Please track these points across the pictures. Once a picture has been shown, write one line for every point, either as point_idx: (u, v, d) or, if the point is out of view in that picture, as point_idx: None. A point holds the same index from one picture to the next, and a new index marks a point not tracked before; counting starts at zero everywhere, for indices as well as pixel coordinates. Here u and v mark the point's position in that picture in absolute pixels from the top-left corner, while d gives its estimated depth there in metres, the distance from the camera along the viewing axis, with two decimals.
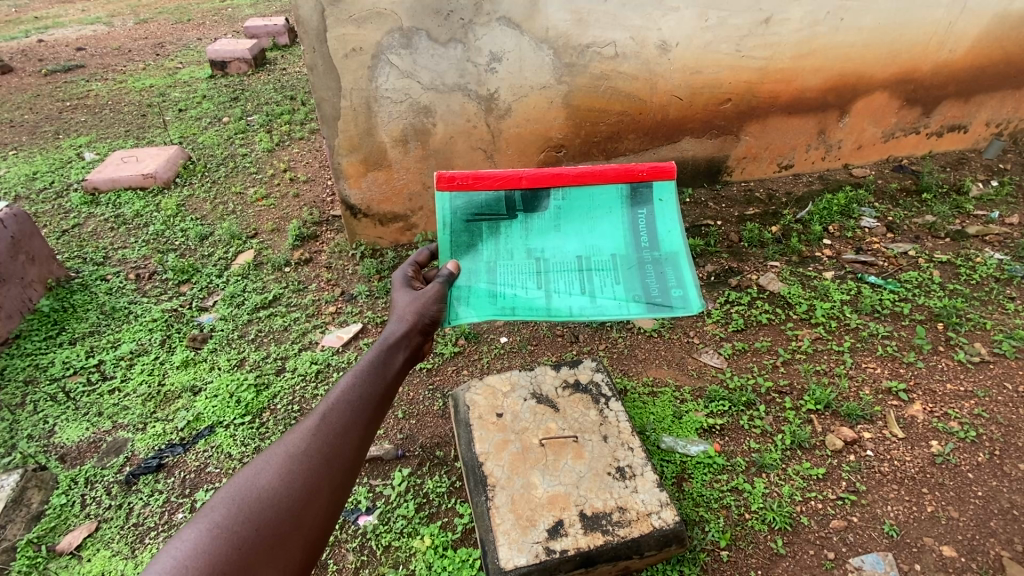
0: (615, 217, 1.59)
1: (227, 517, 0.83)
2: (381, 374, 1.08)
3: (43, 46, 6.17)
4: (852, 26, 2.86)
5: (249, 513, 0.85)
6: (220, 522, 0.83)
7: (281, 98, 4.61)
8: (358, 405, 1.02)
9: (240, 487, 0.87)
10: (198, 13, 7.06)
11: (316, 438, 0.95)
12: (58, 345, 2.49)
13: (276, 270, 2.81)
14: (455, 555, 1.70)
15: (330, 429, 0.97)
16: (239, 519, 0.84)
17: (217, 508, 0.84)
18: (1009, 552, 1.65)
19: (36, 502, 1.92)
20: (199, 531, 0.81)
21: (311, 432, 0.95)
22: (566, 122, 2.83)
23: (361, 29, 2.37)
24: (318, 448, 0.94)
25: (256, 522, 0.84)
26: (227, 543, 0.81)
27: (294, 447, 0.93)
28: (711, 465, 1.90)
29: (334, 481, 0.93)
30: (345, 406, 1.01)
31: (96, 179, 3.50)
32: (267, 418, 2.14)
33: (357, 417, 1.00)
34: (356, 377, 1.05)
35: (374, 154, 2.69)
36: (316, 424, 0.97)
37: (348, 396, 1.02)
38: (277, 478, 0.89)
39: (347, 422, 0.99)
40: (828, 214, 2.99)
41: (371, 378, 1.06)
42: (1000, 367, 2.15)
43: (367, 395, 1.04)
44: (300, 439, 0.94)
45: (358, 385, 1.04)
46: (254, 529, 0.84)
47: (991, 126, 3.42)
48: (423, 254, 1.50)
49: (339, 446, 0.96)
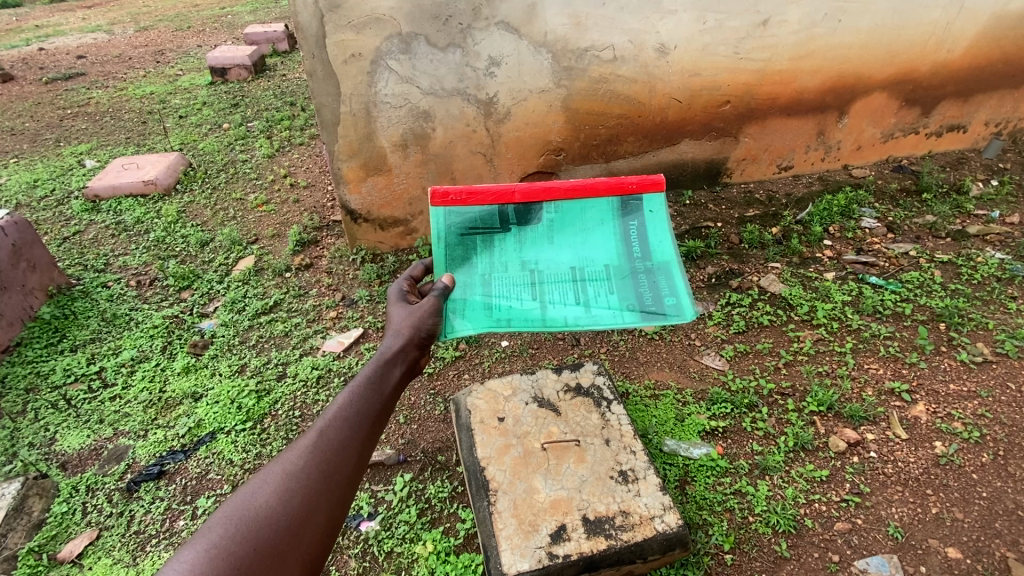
0: (607, 229, 1.59)
1: (226, 536, 0.83)
2: (378, 389, 1.09)
3: (43, 54, 6.19)
4: (850, 28, 2.86)
5: (248, 531, 0.84)
6: (218, 541, 0.82)
7: (281, 104, 4.62)
8: (356, 420, 1.02)
9: (238, 505, 0.86)
10: (198, 21, 7.09)
11: (315, 455, 0.95)
12: (58, 353, 2.49)
13: (276, 276, 2.81)
14: (458, 561, 1.69)
15: (328, 445, 0.97)
16: (237, 537, 0.83)
17: (215, 527, 0.83)
18: (1015, 553, 1.64)
19: (37, 511, 1.91)
20: (197, 552, 0.80)
21: (309, 449, 0.95)
22: (565, 126, 2.83)
23: (360, 34, 2.37)
24: (316, 464, 0.94)
25: (254, 540, 0.84)
26: (226, 562, 0.80)
27: (292, 465, 0.93)
28: (713, 468, 1.89)
29: (333, 496, 0.93)
30: (343, 422, 1.01)
31: (97, 186, 3.50)
32: (268, 424, 2.14)
33: (355, 433, 1.00)
34: (353, 393, 1.06)
35: (373, 159, 2.69)
36: (314, 440, 0.97)
37: (346, 412, 1.02)
38: (276, 496, 0.89)
39: (346, 438, 0.99)
40: (828, 214, 2.98)
41: (368, 393, 1.07)
42: (1003, 367, 2.14)
43: (365, 410, 1.04)
44: (298, 457, 0.94)
45: (356, 400, 1.05)
46: (253, 547, 0.83)
47: (990, 126, 3.41)
48: (417, 268, 1.50)
49: (338, 461, 0.96)
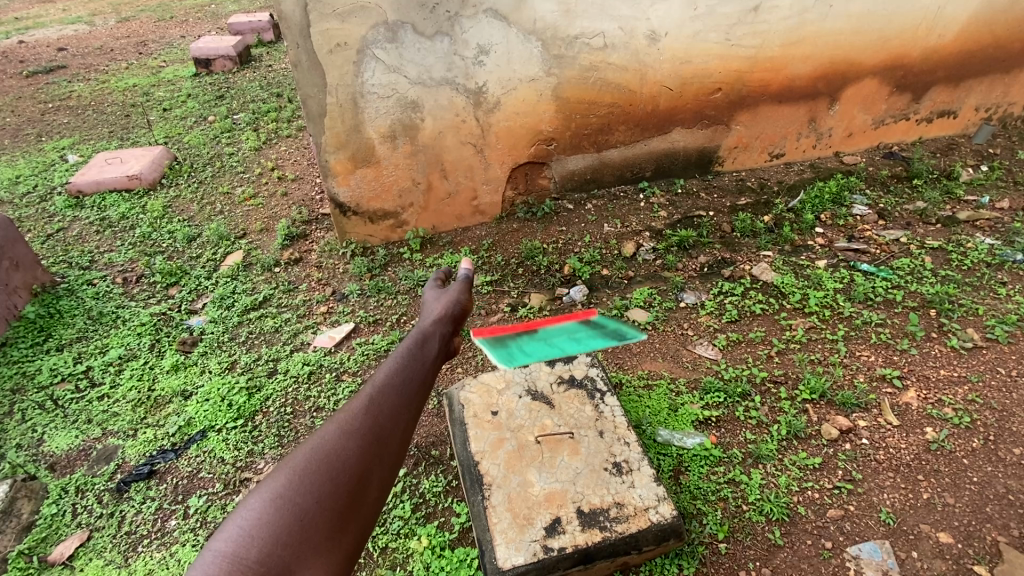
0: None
1: (288, 487, 0.81)
2: (425, 356, 1.06)
3: (22, 47, 6.05)
4: (841, 13, 2.84)
5: (307, 485, 0.82)
6: (280, 493, 0.81)
7: (267, 95, 4.54)
8: (406, 384, 0.99)
9: (298, 461, 0.85)
10: (181, 10, 6.95)
11: (370, 415, 0.92)
12: (44, 352, 2.46)
13: (265, 271, 2.78)
14: (453, 555, 1.69)
15: (381, 406, 0.93)
16: (299, 490, 0.81)
17: (275, 481, 0.82)
18: (1005, 537, 1.66)
19: (26, 513, 1.89)
20: (261, 502, 0.80)
21: (363, 409, 0.92)
22: (555, 116, 2.81)
23: (345, 23, 2.33)
24: (371, 422, 0.91)
25: (315, 493, 0.81)
26: (288, 514, 0.79)
27: (348, 423, 0.90)
28: (707, 458, 1.90)
29: (387, 456, 0.90)
30: (394, 382, 0.98)
31: (80, 182, 3.44)
32: (260, 421, 2.12)
33: (407, 395, 0.97)
34: (401, 358, 1.03)
35: (362, 151, 2.65)
36: (368, 401, 0.94)
37: (396, 375, 1.00)
38: (334, 452, 0.86)
39: (397, 400, 0.96)
40: (819, 202, 2.98)
41: (415, 359, 1.04)
42: (993, 353, 2.16)
43: (414, 376, 1.01)
44: (354, 415, 0.92)
45: (405, 365, 1.02)
46: (314, 501, 0.81)
47: (980, 111, 3.41)
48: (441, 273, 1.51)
49: (392, 422, 0.93)
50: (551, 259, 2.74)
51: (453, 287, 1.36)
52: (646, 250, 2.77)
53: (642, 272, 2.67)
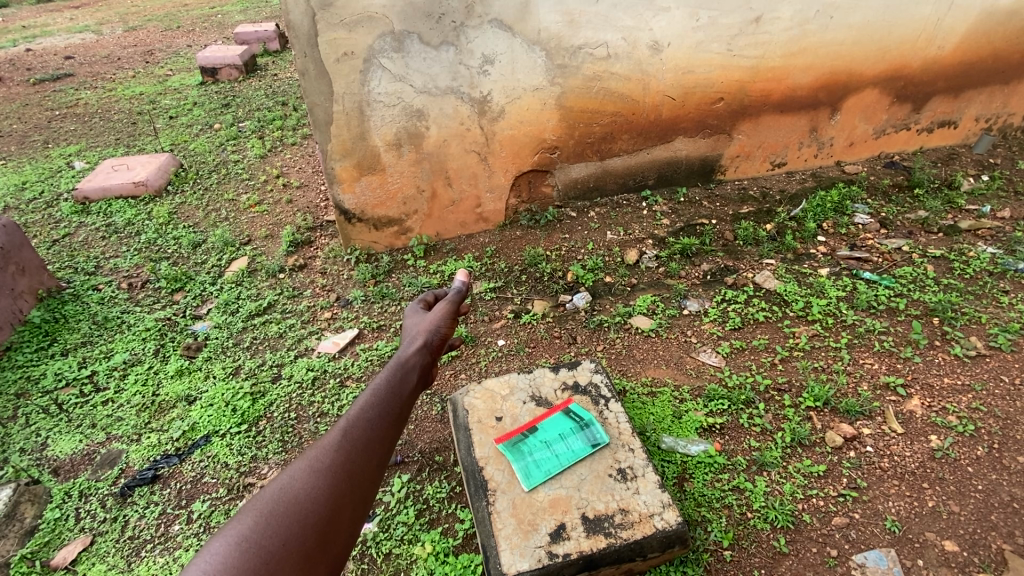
0: (578, 436, 1.82)
1: (255, 529, 0.80)
2: (398, 392, 1.07)
3: (30, 55, 6.11)
4: (842, 24, 2.88)
5: (275, 528, 0.81)
6: (248, 535, 0.79)
7: (273, 104, 4.59)
8: (378, 421, 0.99)
9: (265, 502, 0.83)
10: (188, 20, 7.00)
11: (340, 453, 0.92)
12: (49, 357, 2.46)
13: (270, 277, 2.79)
14: (457, 561, 1.68)
15: (353, 445, 0.94)
16: (266, 532, 0.80)
17: (242, 520, 0.80)
18: (1011, 545, 1.65)
19: (29, 517, 1.89)
20: (225, 545, 0.77)
21: (335, 447, 0.92)
22: (558, 124, 2.83)
23: (353, 33, 2.35)
24: (341, 462, 0.91)
25: (283, 535, 0.81)
26: (256, 556, 0.77)
27: (318, 462, 0.90)
28: (711, 465, 1.89)
29: (356, 496, 0.90)
30: (365, 421, 0.98)
31: (86, 188, 3.46)
32: (264, 426, 2.12)
33: (379, 433, 0.98)
34: (373, 394, 1.04)
35: (367, 158, 2.67)
36: (338, 440, 0.94)
37: (368, 412, 1.00)
38: (303, 492, 0.86)
39: (369, 437, 0.96)
40: (821, 211, 2.99)
41: (389, 395, 1.05)
42: (997, 361, 2.16)
43: (387, 411, 1.02)
44: (324, 454, 0.91)
45: (377, 402, 1.02)
46: (282, 543, 0.80)
47: (980, 122, 3.44)
48: (428, 296, 1.61)
49: (363, 460, 0.93)
50: (554, 266, 2.74)
51: (429, 319, 1.40)
52: (649, 258, 2.79)
53: (645, 279, 2.68)
